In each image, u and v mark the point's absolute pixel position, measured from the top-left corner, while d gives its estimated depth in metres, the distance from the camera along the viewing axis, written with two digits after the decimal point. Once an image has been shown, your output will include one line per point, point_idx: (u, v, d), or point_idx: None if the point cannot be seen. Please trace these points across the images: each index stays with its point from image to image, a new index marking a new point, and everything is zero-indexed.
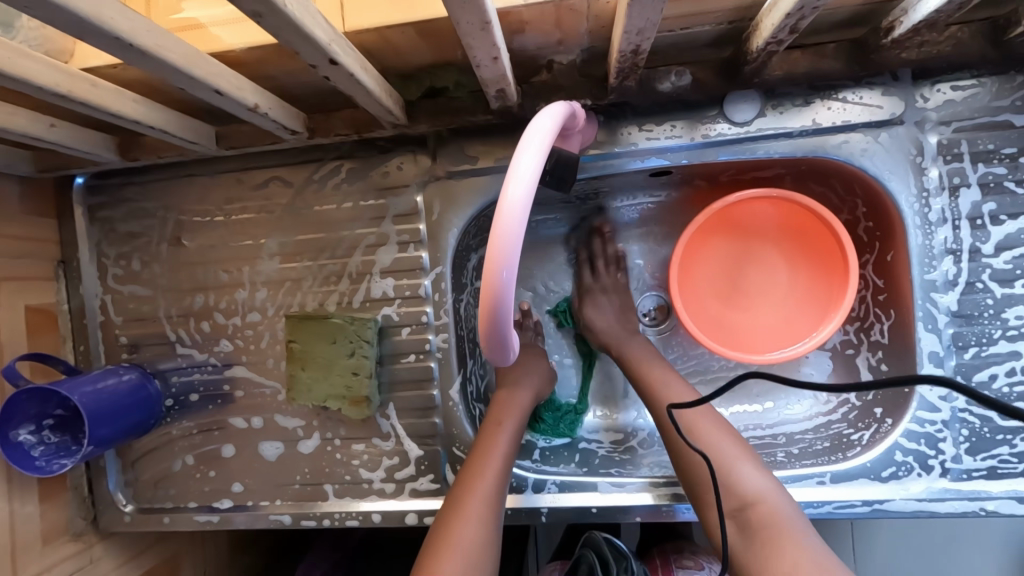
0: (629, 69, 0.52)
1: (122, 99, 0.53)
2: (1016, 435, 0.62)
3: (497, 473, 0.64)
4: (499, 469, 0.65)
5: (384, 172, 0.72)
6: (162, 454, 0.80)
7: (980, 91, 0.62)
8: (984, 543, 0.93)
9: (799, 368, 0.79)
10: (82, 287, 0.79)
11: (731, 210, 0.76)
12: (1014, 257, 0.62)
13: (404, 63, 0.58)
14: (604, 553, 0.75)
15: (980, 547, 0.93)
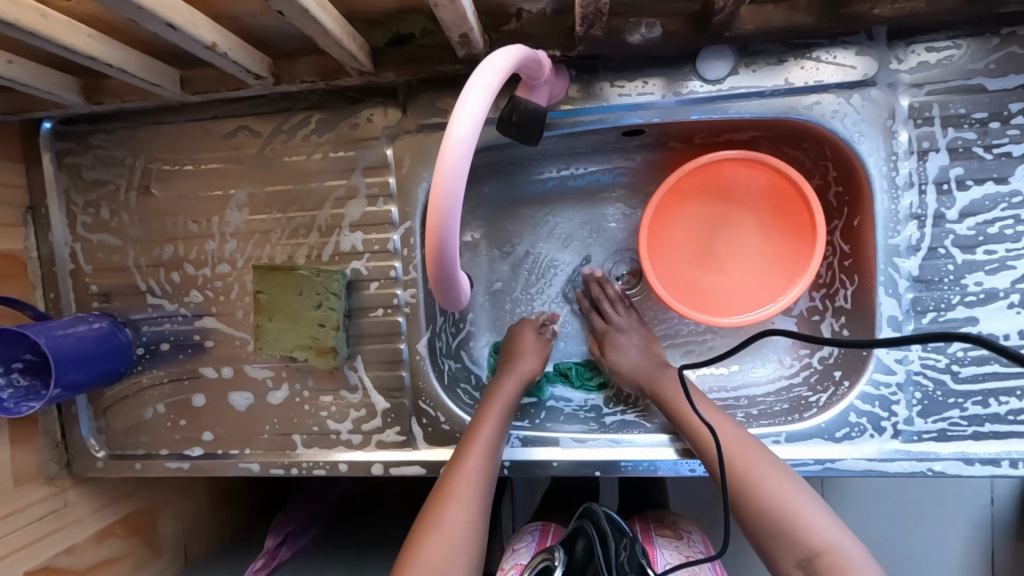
0: (593, 15, 0.51)
1: (76, 33, 0.52)
2: (968, 399, 0.63)
3: (486, 459, 0.65)
4: (485, 453, 0.65)
5: (354, 123, 0.71)
6: (134, 402, 0.81)
7: (955, 54, 0.61)
8: (943, 505, 0.97)
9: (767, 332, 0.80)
10: (51, 234, 0.78)
11: (705, 173, 0.76)
12: (977, 224, 0.62)
13: (368, 6, 0.56)
14: (603, 526, 0.72)
15: (940, 508, 0.97)
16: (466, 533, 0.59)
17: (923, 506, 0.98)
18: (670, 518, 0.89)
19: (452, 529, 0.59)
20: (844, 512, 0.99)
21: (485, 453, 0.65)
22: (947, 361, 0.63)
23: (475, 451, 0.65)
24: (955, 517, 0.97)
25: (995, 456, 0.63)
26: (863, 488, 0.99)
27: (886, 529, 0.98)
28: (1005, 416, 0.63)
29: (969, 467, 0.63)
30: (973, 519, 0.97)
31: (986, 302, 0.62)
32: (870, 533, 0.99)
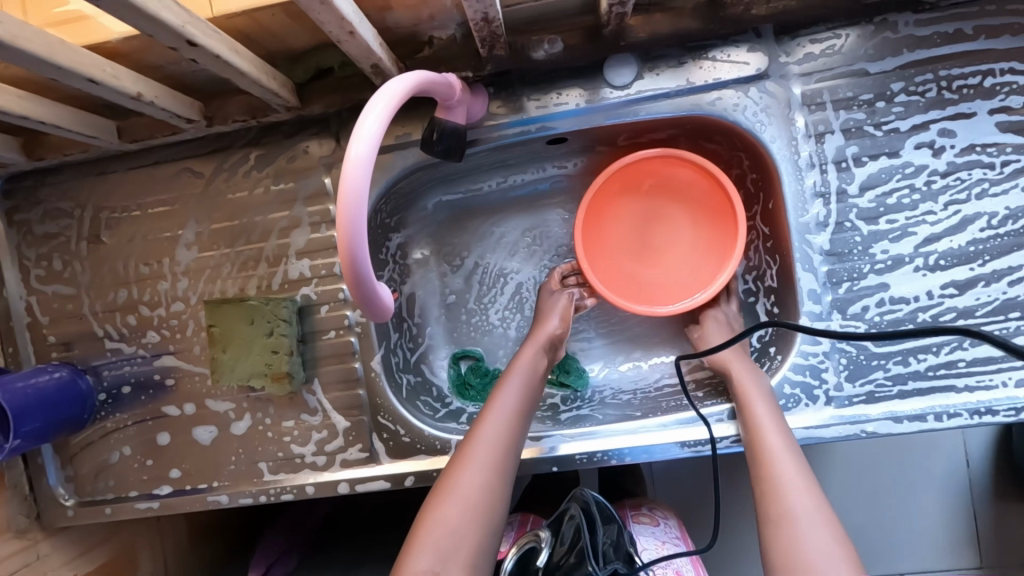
0: (490, 37, 0.55)
1: (4, 95, 0.54)
2: (889, 360, 0.67)
3: (509, 416, 0.65)
4: (509, 409, 0.65)
5: (292, 156, 0.75)
6: (100, 447, 0.82)
7: (836, 43, 0.66)
8: (921, 463, 1.01)
9: None
10: (5, 290, 0.80)
11: (629, 173, 0.81)
12: (877, 196, 0.66)
13: (285, 46, 0.60)
14: (592, 512, 0.76)
15: (918, 468, 1.01)
16: (487, 490, 0.59)
17: (896, 459, 1.01)
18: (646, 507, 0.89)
19: (472, 487, 0.58)
20: (823, 480, 1.02)
21: (506, 411, 0.65)
22: (866, 327, 0.67)
23: (494, 412, 0.65)
24: (927, 467, 1.00)
25: (921, 411, 0.66)
26: (833, 454, 1.02)
27: (866, 494, 1.01)
28: (926, 372, 0.67)
29: (898, 424, 0.66)
30: (945, 467, 1.00)
31: (894, 268, 0.66)
32: (849, 492, 1.01)
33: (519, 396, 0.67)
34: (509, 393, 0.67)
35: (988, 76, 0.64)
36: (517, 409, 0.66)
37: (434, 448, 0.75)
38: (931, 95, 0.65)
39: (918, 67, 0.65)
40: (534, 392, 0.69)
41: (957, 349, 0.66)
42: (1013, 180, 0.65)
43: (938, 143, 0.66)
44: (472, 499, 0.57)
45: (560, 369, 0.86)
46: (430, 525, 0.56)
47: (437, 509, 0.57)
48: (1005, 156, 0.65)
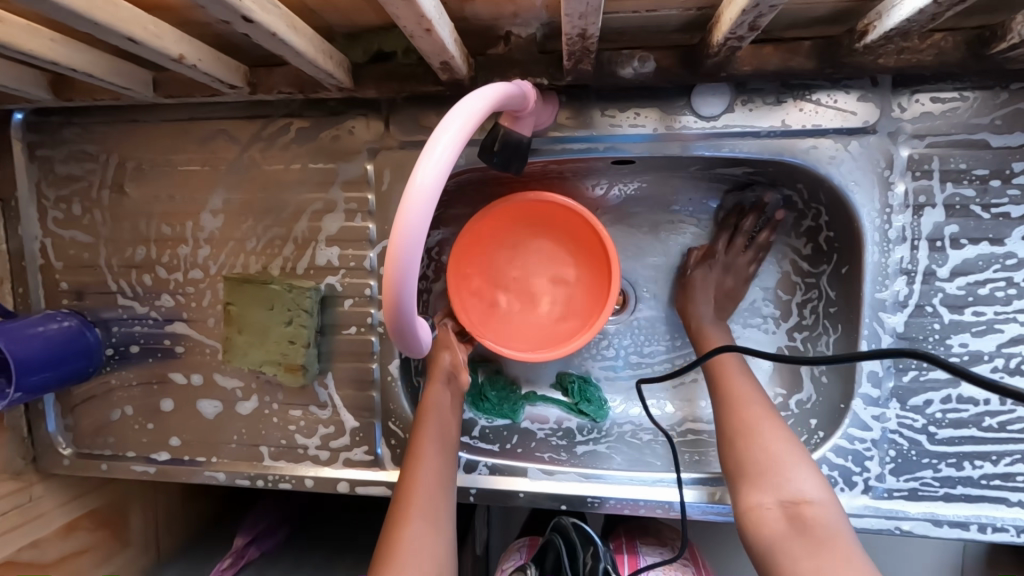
0: (580, 53, 0.48)
1: (36, 37, 0.49)
2: (942, 460, 0.62)
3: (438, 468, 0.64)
4: (436, 461, 0.64)
5: (335, 135, 0.69)
6: (102, 402, 0.80)
7: (960, 106, 0.58)
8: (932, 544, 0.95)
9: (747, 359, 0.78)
10: (21, 227, 0.77)
11: (565, 216, 0.76)
12: (968, 283, 0.60)
13: (347, 20, 0.54)
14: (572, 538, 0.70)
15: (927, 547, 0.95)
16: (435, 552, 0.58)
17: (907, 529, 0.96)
18: (653, 528, 0.90)
19: (419, 551, 0.57)
20: None
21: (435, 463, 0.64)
22: (924, 422, 0.62)
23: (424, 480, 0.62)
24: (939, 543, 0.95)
25: (964, 519, 0.62)
26: None
27: None
28: (978, 480, 0.62)
29: (937, 528, 0.62)
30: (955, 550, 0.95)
31: (970, 364, 0.61)
32: None
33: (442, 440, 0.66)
34: (434, 441, 0.65)
35: None
36: (442, 457, 0.64)
37: None
38: None
39: None
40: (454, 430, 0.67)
41: (1018, 462, 0.61)
42: None
43: None
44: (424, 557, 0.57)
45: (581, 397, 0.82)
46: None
47: None
48: None
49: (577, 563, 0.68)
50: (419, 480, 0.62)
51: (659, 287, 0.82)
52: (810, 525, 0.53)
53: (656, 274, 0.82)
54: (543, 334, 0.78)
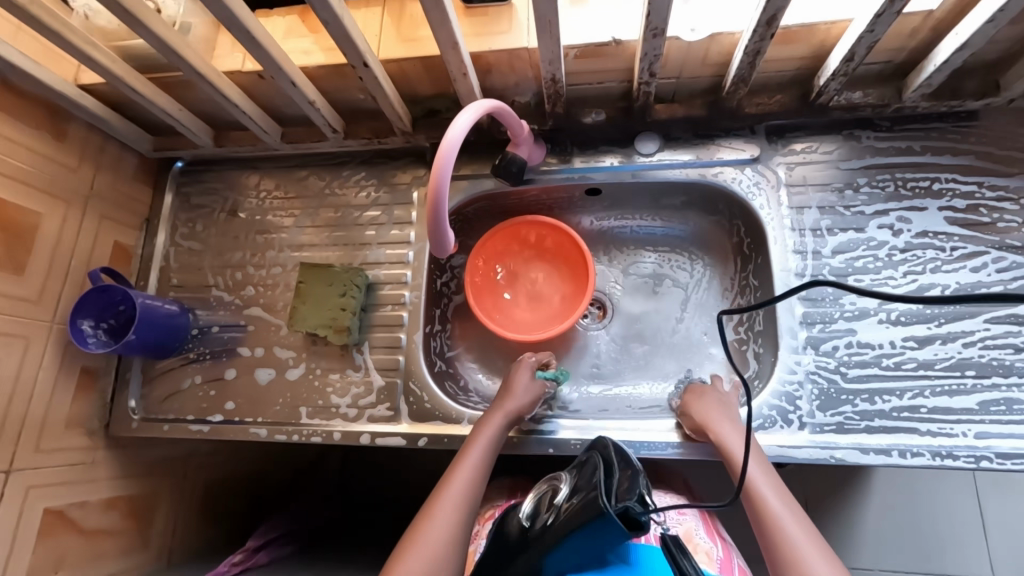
0: (554, 95, 0.81)
1: (231, 87, 0.83)
2: (857, 396, 0.76)
3: (472, 479, 0.71)
4: (476, 465, 0.72)
5: (393, 173, 1.00)
6: (178, 374, 0.98)
7: (814, 145, 0.87)
8: None
9: (707, 348, 0.97)
10: (154, 239, 1.05)
11: (548, 233, 1.01)
12: (846, 258, 0.82)
13: (413, 88, 0.88)
14: (610, 455, 0.65)
15: None
16: (456, 523, 0.66)
17: None
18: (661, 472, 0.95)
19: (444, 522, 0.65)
20: None
21: (469, 475, 0.71)
22: (836, 363, 0.78)
23: (466, 465, 0.72)
24: None
25: (886, 446, 0.73)
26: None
27: None
28: (890, 412, 0.75)
29: (865, 455, 0.73)
30: None
31: (861, 318, 0.79)
32: None
33: (481, 462, 0.74)
34: (475, 458, 0.73)
35: (936, 181, 0.82)
36: (477, 477, 0.71)
37: (450, 417, 0.87)
38: (890, 190, 0.83)
39: (878, 169, 0.84)
40: (494, 450, 0.76)
41: (918, 396, 0.75)
42: (963, 262, 0.79)
43: (897, 226, 0.82)
44: (445, 533, 0.64)
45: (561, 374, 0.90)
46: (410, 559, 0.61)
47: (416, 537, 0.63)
48: (954, 243, 0.80)
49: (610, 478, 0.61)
50: (460, 475, 0.71)
51: (631, 298, 1.03)
52: (776, 523, 0.63)
53: (628, 290, 1.04)
54: (528, 325, 1.00)
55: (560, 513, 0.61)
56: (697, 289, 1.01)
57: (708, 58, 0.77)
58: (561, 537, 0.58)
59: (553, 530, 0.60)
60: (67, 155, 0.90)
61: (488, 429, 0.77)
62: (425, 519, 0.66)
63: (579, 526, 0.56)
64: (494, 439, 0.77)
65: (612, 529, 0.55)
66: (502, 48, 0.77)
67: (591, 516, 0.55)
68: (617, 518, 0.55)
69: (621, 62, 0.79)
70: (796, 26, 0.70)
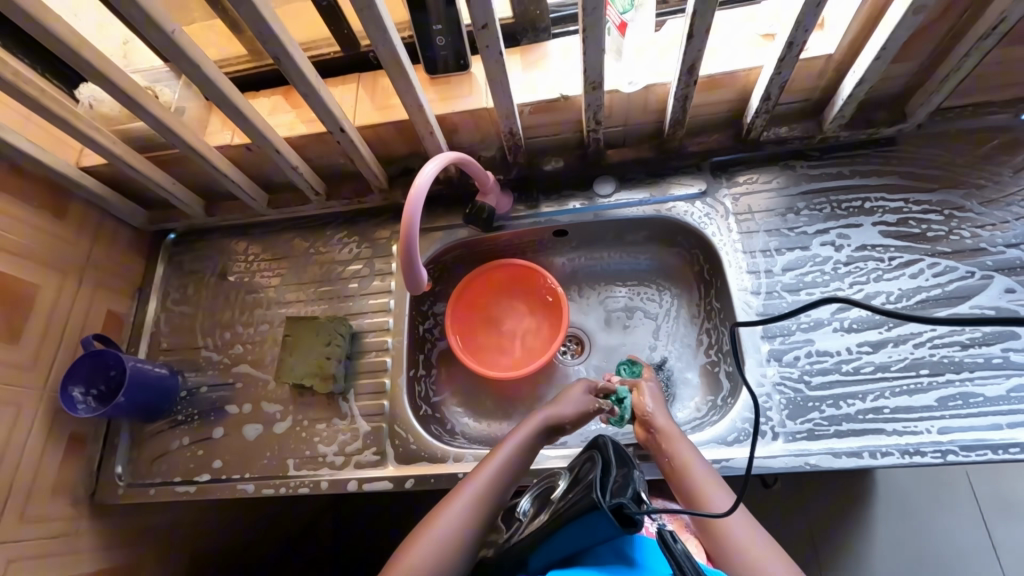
0: (514, 146, 0.90)
1: (222, 159, 0.91)
2: (823, 402, 0.79)
3: (490, 483, 0.72)
4: (500, 468, 0.73)
5: (373, 229, 1.07)
6: (165, 436, 0.99)
7: (755, 176, 0.95)
8: None
9: (682, 373, 1.00)
10: (146, 306, 1.09)
11: (528, 274, 1.06)
12: (796, 275, 0.88)
13: (388, 150, 0.97)
14: (607, 455, 0.68)
15: None
16: (464, 526, 0.68)
17: None
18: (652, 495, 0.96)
19: (455, 519, 0.68)
20: None
21: (488, 480, 0.72)
22: (799, 372, 0.82)
23: (490, 466, 0.74)
24: None
25: (857, 449, 0.76)
26: None
27: None
28: (856, 415, 0.78)
29: (838, 459, 0.76)
30: None
31: (817, 328, 0.84)
32: None
33: (505, 466, 0.74)
34: (500, 461, 0.74)
35: (867, 201, 0.90)
36: (495, 482, 0.72)
37: (435, 457, 0.88)
38: (827, 211, 0.91)
39: (814, 193, 0.92)
40: (528, 453, 0.76)
41: (880, 397, 0.78)
42: (902, 270, 0.85)
43: (838, 243, 0.89)
44: (453, 531, 0.67)
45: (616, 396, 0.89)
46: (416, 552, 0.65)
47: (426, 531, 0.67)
48: (892, 254, 0.86)
49: (607, 476, 0.65)
50: (481, 474, 0.73)
51: (606, 331, 1.07)
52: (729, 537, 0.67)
53: (603, 323, 1.08)
54: (507, 362, 1.05)
55: (555, 506, 0.65)
56: (668, 318, 1.05)
57: (647, 106, 0.87)
58: (556, 530, 0.62)
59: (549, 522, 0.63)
60: (66, 231, 0.96)
61: (524, 431, 0.77)
62: (436, 515, 0.69)
63: (573, 518, 0.60)
64: (528, 443, 0.77)
65: (604, 521, 0.59)
66: (465, 110, 0.87)
67: (585, 510, 0.59)
68: (610, 512, 0.59)
69: (571, 114, 0.89)
70: (718, 74, 0.81)
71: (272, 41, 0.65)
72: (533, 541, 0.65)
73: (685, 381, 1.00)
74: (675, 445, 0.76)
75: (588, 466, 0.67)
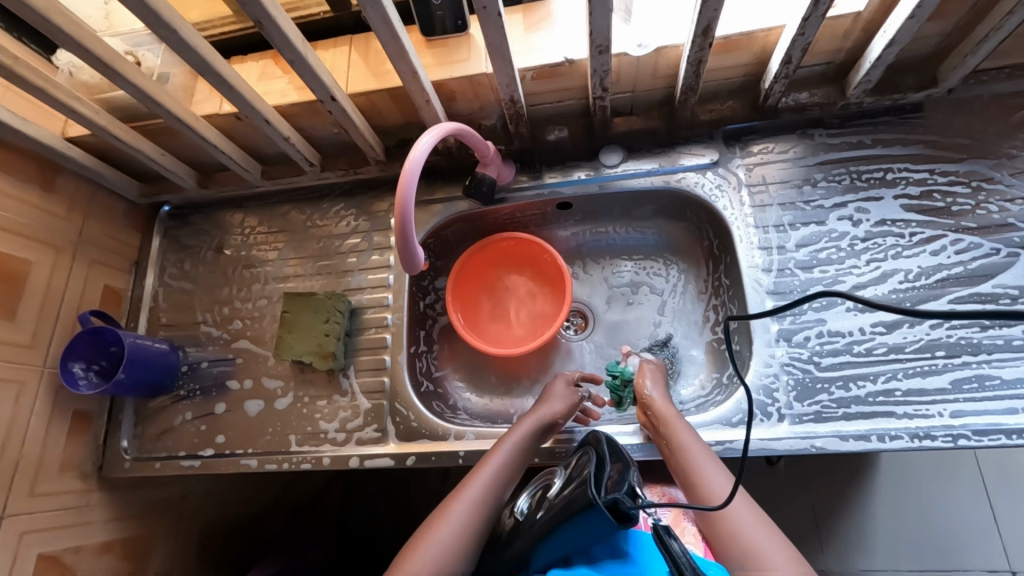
0: (516, 115, 0.85)
1: (211, 130, 0.87)
2: (832, 384, 0.77)
3: (491, 482, 0.71)
4: (501, 466, 0.73)
5: (372, 201, 1.04)
6: (169, 411, 0.99)
7: (770, 146, 0.90)
8: None
9: (688, 350, 0.99)
10: (144, 280, 1.08)
11: (533, 250, 1.03)
12: (810, 251, 0.84)
13: (384, 119, 0.93)
14: (601, 449, 0.68)
15: None
16: (470, 524, 0.67)
17: None
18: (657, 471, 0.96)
19: (460, 519, 0.67)
20: None
21: (489, 479, 0.71)
22: (809, 353, 0.79)
23: (492, 462, 0.73)
24: None
25: (865, 432, 0.74)
26: None
27: None
28: (866, 398, 0.76)
29: (845, 442, 0.74)
30: None
31: (830, 307, 0.81)
32: None
33: (507, 463, 0.74)
34: (500, 459, 0.74)
35: (889, 172, 0.85)
36: (496, 481, 0.72)
37: (436, 434, 0.88)
38: (846, 182, 0.86)
39: (833, 164, 0.87)
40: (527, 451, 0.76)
41: (892, 379, 0.76)
42: (923, 247, 0.81)
43: (856, 217, 0.84)
44: (458, 531, 0.66)
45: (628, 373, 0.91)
46: (421, 553, 0.64)
47: (431, 532, 0.66)
48: (912, 229, 0.82)
49: (601, 471, 0.64)
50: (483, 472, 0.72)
51: (610, 306, 1.05)
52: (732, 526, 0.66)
53: (607, 298, 1.06)
54: (508, 340, 1.02)
55: (551, 502, 0.65)
56: (675, 293, 1.03)
57: (657, 71, 0.82)
58: (554, 526, 0.63)
59: (547, 520, 0.64)
60: (56, 205, 0.93)
61: (523, 429, 0.78)
62: (438, 517, 0.68)
63: (572, 516, 0.61)
64: (527, 441, 0.77)
65: (600, 518, 0.59)
66: (463, 76, 0.82)
67: (582, 506, 0.59)
68: (605, 508, 0.59)
69: (576, 79, 0.83)
70: (735, 35, 0.75)
71: (252, 3, 0.61)
72: (532, 536, 0.65)
73: (690, 358, 0.98)
74: (677, 430, 0.74)
75: (582, 461, 0.66)
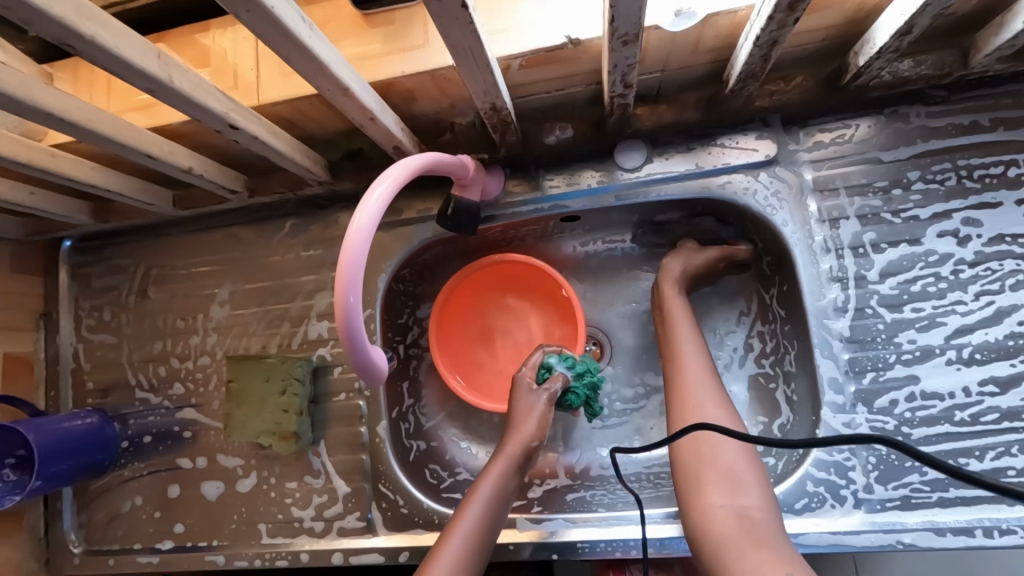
0: (501, 125, 0.62)
1: (81, 167, 0.63)
2: (925, 462, 0.61)
3: (474, 536, 0.59)
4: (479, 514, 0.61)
5: (323, 226, 0.80)
6: (115, 494, 0.84)
7: (847, 133, 0.66)
8: None
9: (726, 386, 0.79)
10: (58, 336, 0.88)
11: (533, 271, 0.83)
12: (899, 283, 0.64)
13: (321, 127, 0.68)
14: None
15: None
16: None
17: None
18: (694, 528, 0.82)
19: None
20: None
21: (471, 533, 0.59)
22: (896, 423, 0.62)
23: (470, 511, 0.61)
24: None
25: (967, 524, 0.59)
26: None
27: None
28: (970, 480, 0.60)
29: (941, 538, 0.59)
30: None
31: (923, 359, 0.62)
32: None
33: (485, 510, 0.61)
34: (482, 504, 0.62)
35: (1012, 166, 0.62)
36: (479, 536, 0.60)
37: (431, 522, 0.73)
38: (951, 183, 0.64)
39: (934, 156, 0.64)
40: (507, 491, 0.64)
41: (1004, 455, 0.59)
42: None
43: (963, 232, 0.63)
44: None
45: (582, 387, 0.74)
46: None
47: None
48: None
49: None
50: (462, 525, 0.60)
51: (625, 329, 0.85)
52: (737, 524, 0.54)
53: (628, 321, 0.85)
54: (504, 385, 0.84)
55: None
56: (710, 312, 0.80)
57: (699, 45, 0.56)
58: None
59: None
60: None
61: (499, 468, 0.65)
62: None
63: None
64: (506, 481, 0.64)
65: None
66: (422, 70, 0.56)
67: None
68: None
69: (583, 64, 0.58)
70: None
71: (43, 22, 0.36)
72: None
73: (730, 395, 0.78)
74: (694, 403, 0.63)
75: None
